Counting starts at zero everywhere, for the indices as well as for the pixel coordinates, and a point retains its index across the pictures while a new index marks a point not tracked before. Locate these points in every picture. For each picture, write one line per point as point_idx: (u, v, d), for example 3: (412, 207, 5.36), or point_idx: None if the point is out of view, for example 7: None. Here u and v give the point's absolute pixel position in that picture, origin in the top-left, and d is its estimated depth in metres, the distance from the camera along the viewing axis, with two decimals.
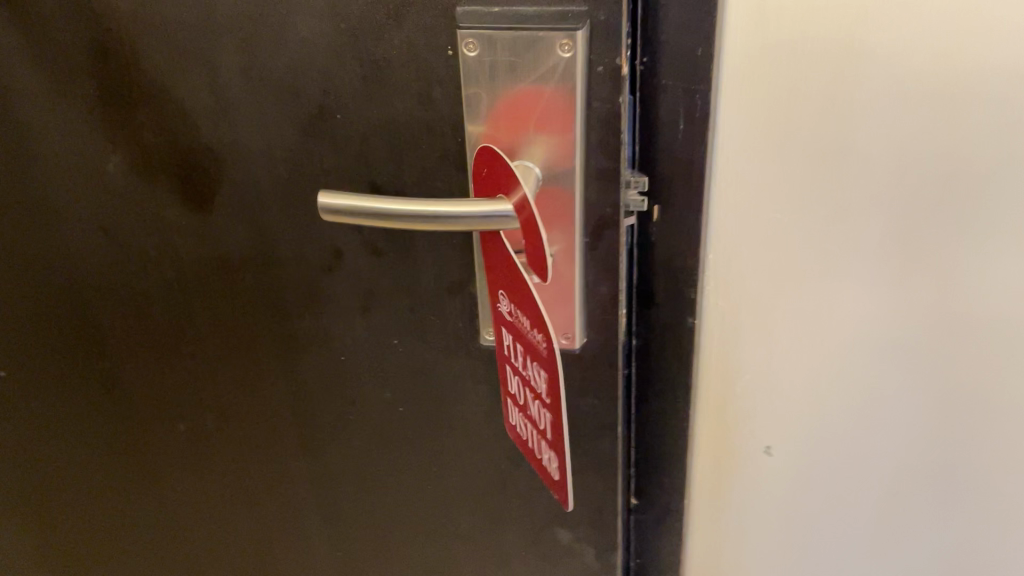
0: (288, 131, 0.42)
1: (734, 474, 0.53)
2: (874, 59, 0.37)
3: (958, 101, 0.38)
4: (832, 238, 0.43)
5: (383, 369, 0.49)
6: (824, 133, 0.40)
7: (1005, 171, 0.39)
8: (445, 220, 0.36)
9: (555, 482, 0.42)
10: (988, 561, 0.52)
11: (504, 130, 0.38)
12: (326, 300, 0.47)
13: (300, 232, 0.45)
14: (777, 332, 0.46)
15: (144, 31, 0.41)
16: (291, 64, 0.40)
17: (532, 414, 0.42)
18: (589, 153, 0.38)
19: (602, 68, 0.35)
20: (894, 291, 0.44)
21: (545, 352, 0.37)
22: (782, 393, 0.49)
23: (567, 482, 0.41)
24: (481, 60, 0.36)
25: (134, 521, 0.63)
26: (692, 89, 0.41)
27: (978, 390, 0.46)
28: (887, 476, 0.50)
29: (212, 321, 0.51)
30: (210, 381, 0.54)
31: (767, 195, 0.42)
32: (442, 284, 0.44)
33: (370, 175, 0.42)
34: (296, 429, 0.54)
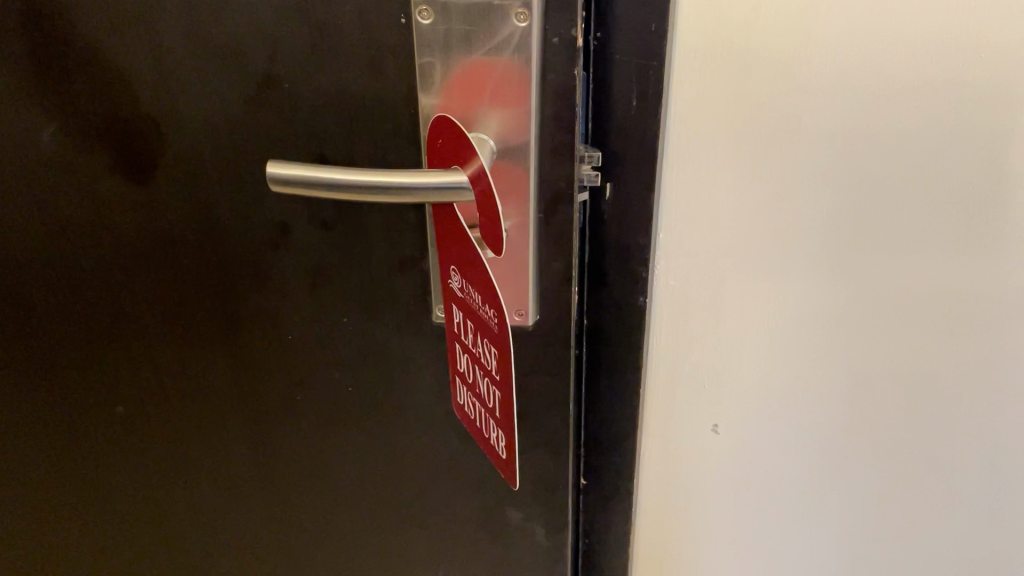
0: (233, 102, 0.41)
1: (683, 445, 0.54)
2: (825, 39, 0.38)
3: (904, 83, 0.39)
4: (781, 217, 0.43)
5: (333, 349, 0.48)
6: (775, 112, 0.41)
7: (948, 155, 0.40)
8: (397, 192, 0.36)
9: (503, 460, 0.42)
10: (927, 539, 0.53)
11: (458, 101, 0.37)
12: (274, 277, 0.46)
13: (246, 207, 0.44)
14: (727, 310, 0.47)
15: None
16: (237, 32, 0.38)
17: (480, 392, 0.42)
18: (544, 125, 0.38)
19: (558, 39, 0.35)
20: (843, 272, 0.44)
21: (496, 327, 0.37)
22: (731, 370, 0.50)
23: (515, 457, 0.41)
24: (435, 28, 0.35)
25: (74, 509, 0.61)
26: (646, 65, 0.40)
27: (923, 372, 0.47)
28: (832, 456, 0.51)
29: (154, 300, 0.49)
30: (152, 363, 0.52)
31: (718, 171, 0.43)
32: (393, 260, 0.44)
33: (320, 148, 0.41)
34: (244, 412, 0.53)
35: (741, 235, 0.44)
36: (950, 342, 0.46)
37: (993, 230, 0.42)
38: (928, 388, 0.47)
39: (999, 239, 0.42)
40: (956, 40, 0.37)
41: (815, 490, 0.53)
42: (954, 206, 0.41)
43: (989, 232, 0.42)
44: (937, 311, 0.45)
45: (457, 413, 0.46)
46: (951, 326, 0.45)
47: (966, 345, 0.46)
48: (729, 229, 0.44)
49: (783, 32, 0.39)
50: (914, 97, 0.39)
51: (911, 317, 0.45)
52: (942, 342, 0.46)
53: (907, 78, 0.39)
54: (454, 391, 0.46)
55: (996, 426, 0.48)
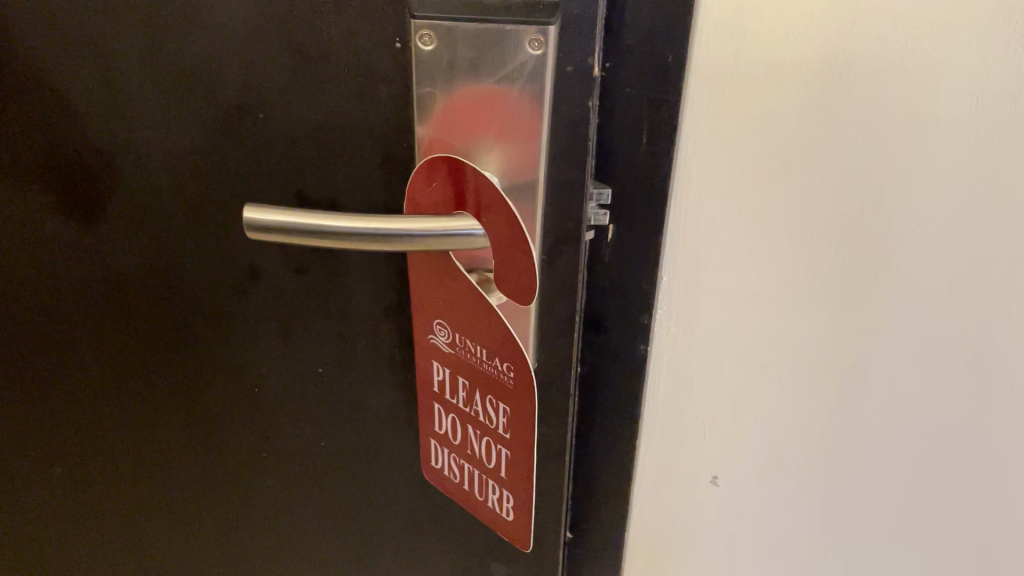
0: (197, 132, 0.36)
1: (680, 492, 0.51)
2: (853, 78, 0.35)
3: (938, 125, 0.35)
4: (799, 261, 0.40)
5: (305, 403, 0.43)
6: (796, 150, 0.38)
7: (985, 208, 0.36)
8: (389, 240, 0.31)
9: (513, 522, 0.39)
10: None
11: (459, 135, 0.33)
12: (239, 326, 0.41)
13: (207, 249, 0.39)
14: (734, 354, 0.45)
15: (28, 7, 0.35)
16: (205, 52, 0.34)
17: (474, 453, 0.39)
18: (555, 164, 0.33)
19: (573, 68, 0.31)
20: (865, 324, 0.41)
21: (511, 382, 0.34)
22: (735, 416, 0.47)
23: (531, 518, 0.38)
24: (437, 56, 0.31)
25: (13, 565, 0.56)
26: (658, 100, 0.38)
27: (955, 439, 0.43)
28: (843, 516, 0.48)
29: (101, 349, 0.44)
30: (97, 416, 0.47)
31: (730, 209, 0.40)
32: (375, 309, 0.39)
33: (296, 185, 0.36)
34: (202, 470, 0.47)
35: (754, 275, 0.42)
36: (988, 411, 0.42)
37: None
38: (960, 457, 0.44)
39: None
40: (1010, 84, 0.34)
41: (821, 547, 0.50)
42: (1000, 266, 0.38)
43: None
44: (971, 377, 0.41)
45: (430, 480, 0.42)
46: (989, 395, 0.41)
47: (1004, 416, 0.42)
48: (740, 269, 0.42)
49: (809, 67, 0.36)
50: (956, 143, 0.36)
51: (943, 380, 0.41)
52: (980, 408, 0.42)
53: (949, 122, 0.35)
54: (425, 454, 0.41)
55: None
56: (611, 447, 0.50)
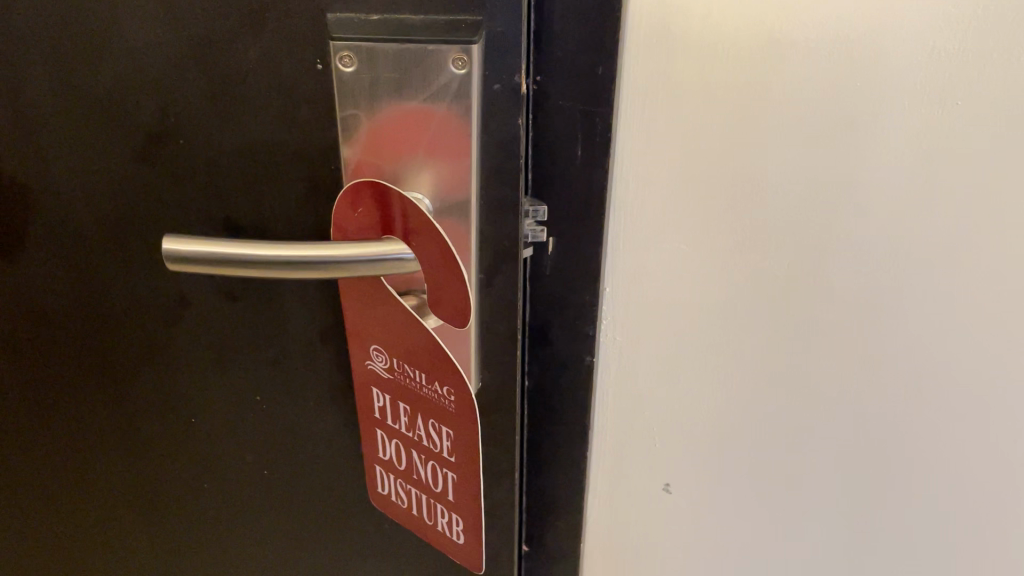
0: (115, 160, 0.35)
1: (632, 502, 0.51)
2: (783, 86, 0.35)
3: (870, 130, 0.36)
4: (738, 270, 0.40)
5: (245, 432, 0.42)
6: (731, 157, 0.37)
7: (919, 209, 0.37)
8: (318, 268, 0.30)
9: (463, 545, 0.38)
10: None
11: (387, 155, 0.32)
12: (171, 355, 0.40)
13: (134, 279, 0.38)
14: (681, 359, 0.44)
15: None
16: (118, 78, 0.33)
17: (420, 478, 0.38)
18: (486, 181, 0.33)
19: (500, 86, 0.31)
20: (806, 329, 0.41)
21: (451, 405, 0.34)
22: (684, 422, 0.47)
23: (481, 539, 0.37)
24: (359, 77, 0.31)
25: None
26: (591, 111, 0.38)
27: (900, 443, 0.43)
28: (793, 520, 0.48)
29: (31, 386, 0.42)
30: (31, 453, 0.45)
31: (669, 220, 0.40)
32: (311, 334, 0.38)
33: (222, 211, 0.35)
34: (140, 503, 0.46)
35: (697, 282, 0.41)
36: (933, 409, 0.42)
37: (981, 301, 0.38)
38: (905, 460, 0.44)
39: (986, 309, 0.38)
40: (937, 90, 0.34)
41: (774, 553, 0.50)
42: (934, 271, 0.38)
43: (973, 299, 0.38)
44: (912, 381, 0.41)
45: (376, 505, 0.41)
46: (931, 398, 0.41)
47: (947, 417, 0.42)
48: (681, 279, 0.42)
49: (739, 75, 0.36)
50: (887, 151, 0.36)
51: (885, 383, 0.42)
52: (925, 407, 0.42)
53: (880, 127, 0.35)
54: (372, 478, 0.41)
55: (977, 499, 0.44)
56: (563, 459, 0.50)
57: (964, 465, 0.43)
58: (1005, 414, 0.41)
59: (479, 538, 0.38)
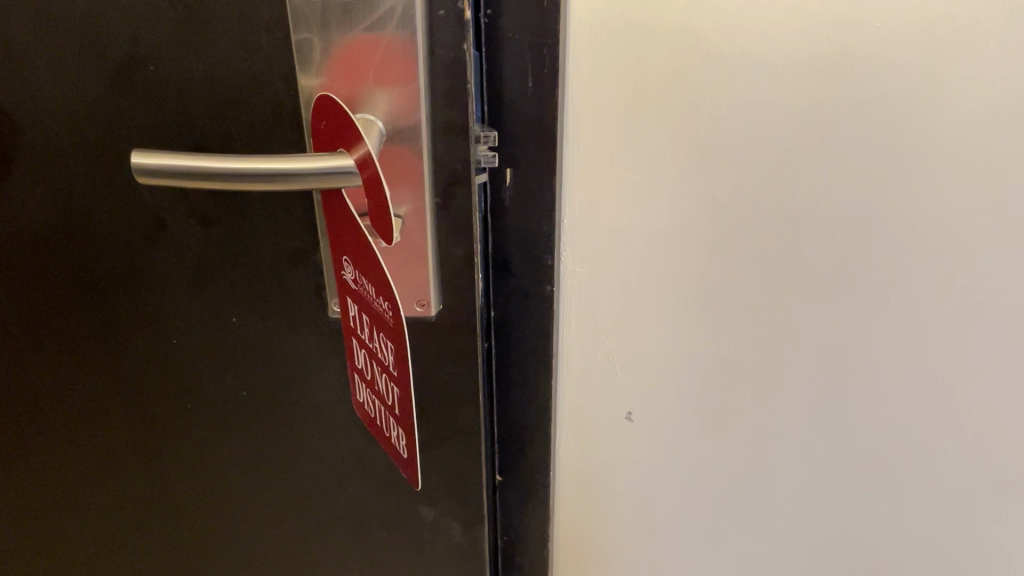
0: (91, 88, 0.37)
1: (599, 430, 0.54)
2: (722, 15, 0.38)
3: (800, 53, 0.39)
4: (689, 198, 0.43)
5: (227, 353, 0.45)
6: (676, 87, 0.40)
7: (849, 126, 0.40)
8: (277, 181, 0.33)
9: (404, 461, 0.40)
10: (848, 518, 0.53)
11: (341, 80, 0.35)
12: (153, 278, 0.43)
13: (117, 203, 0.40)
14: (638, 290, 0.47)
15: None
16: (92, 7, 0.35)
17: (378, 389, 0.40)
18: (434, 106, 0.36)
19: (444, 12, 0.33)
20: (753, 251, 0.44)
21: (392, 320, 0.35)
22: (643, 351, 0.49)
23: (416, 457, 0.39)
24: (310, 2, 0.33)
25: None
26: (539, 43, 0.39)
27: (841, 357, 0.47)
28: (750, 440, 0.51)
29: (27, 309, 0.45)
30: (27, 376, 0.48)
31: (620, 153, 0.42)
32: (283, 254, 0.41)
33: (192, 135, 0.37)
34: (131, 426, 0.49)
35: (650, 212, 0.44)
36: (870, 317, 0.45)
37: (904, 211, 0.42)
38: (849, 371, 0.48)
39: (908, 219, 0.42)
40: (857, 13, 0.37)
41: (735, 476, 0.53)
42: (865, 188, 0.42)
43: (898, 212, 0.42)
44: (850, 295, 0.45)
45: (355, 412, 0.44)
46: (865, 311, 0.45)
47: (883, 325, 0.46)
48: (635, 209, 0.44)
49: (680, 6, 0.38)
50: (817, 75, 0.39)
51: (827, 299, 0.45)
52: (862, 317, 0.46)
53: (810, 50, 0.38)
54: (352, 385, 0.43)
55: (912, 397, 0.48)
56: (527, 390, 0.52)
57: (896, 369, 0.47)
58: (931, 320, 0.45)
59: (418, 456, 0.40)
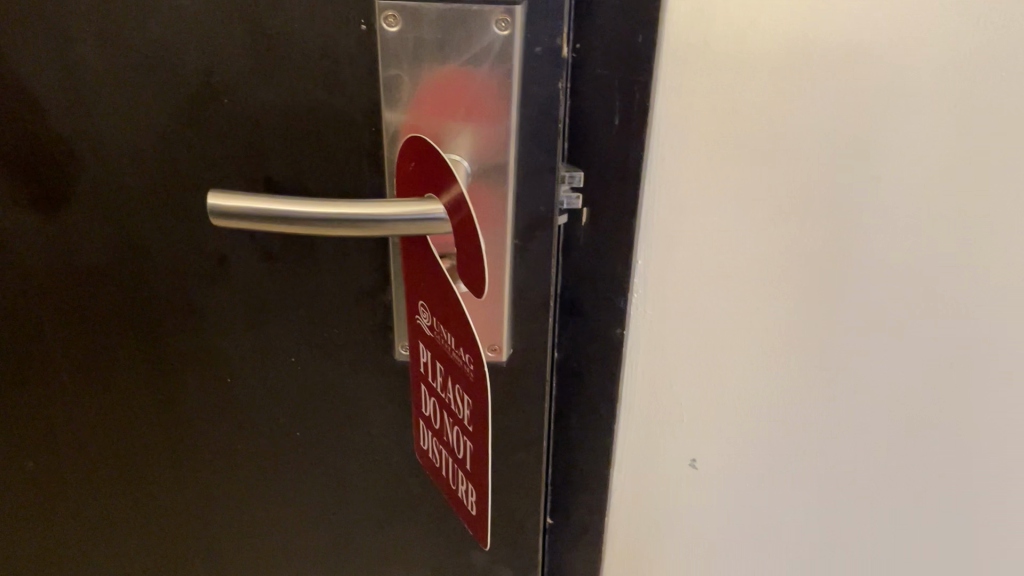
0: (160, 119, 0.35)
1: (659, 476, 0.51)
2: (826, 52, 0.35)
3: (908, 96, 0.36)
4: (774, 241, 0.40)
5: (281, 392, 0.43)
6: (771, 127, 0.37)
7: (955, 174, 0.37)
8: (364, 226, 0.31)
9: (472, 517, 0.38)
10: None
11: (428, 117, 0.33)
12: (211, 313, 0.41)
13: (177, 238, 0.38)
14: (713, 337, 0.44)
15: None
16: (166, 36, 0.33)
17: (448, 440, 0.38)
18: (523, 145, 0.34)
19: (541, 49, 0.31)
20: (839, 302, 0.42)
21: (471, 375, 0.34)
22: (713, 398, 0.47)
23: (486, 516, 0.37)
24: (403, 37, 0.31)
25: None
26: (631, 80, 0.37)
27: (927, 413, 0.44)
28: (821, 494, 0.49)
29: (78, 340, 0.43)
30: (72, 406, 0.46)
31: (705, 195, 0.40)
32: (348, 292, 0.39)
33: (263, 171, 0.35)
34: (172, 459, 0.47)
35: (732, 257, 0.41)
36: (961, 374, 0.43)
37: (1010, 267, 0.39)
38: (932, 426, 0.45)
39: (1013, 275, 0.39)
40: (972, 57, 0.35)
41: (800, 529, 0.50)
42: (967, 239, 0.39)
43: (1000, 267, 0.39)
44: (938, 348, 0.42)
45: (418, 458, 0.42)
46: (958, 367, 0.43)
47: (975, 382, 0.43)
48: (714, 250, 0.41)
49: (781, 42, 0.36)
50: (923, 117, 0.36)
51: (915, 353, 0.42)
52: (952, 374, 0.43)
53: (918, 93, 0.36)
54: (416, 429, 0.41)
55: (999, 458, 0.45)
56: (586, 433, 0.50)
57: (985, 430, 0.44)
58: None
59: (488, 514, 0.38)
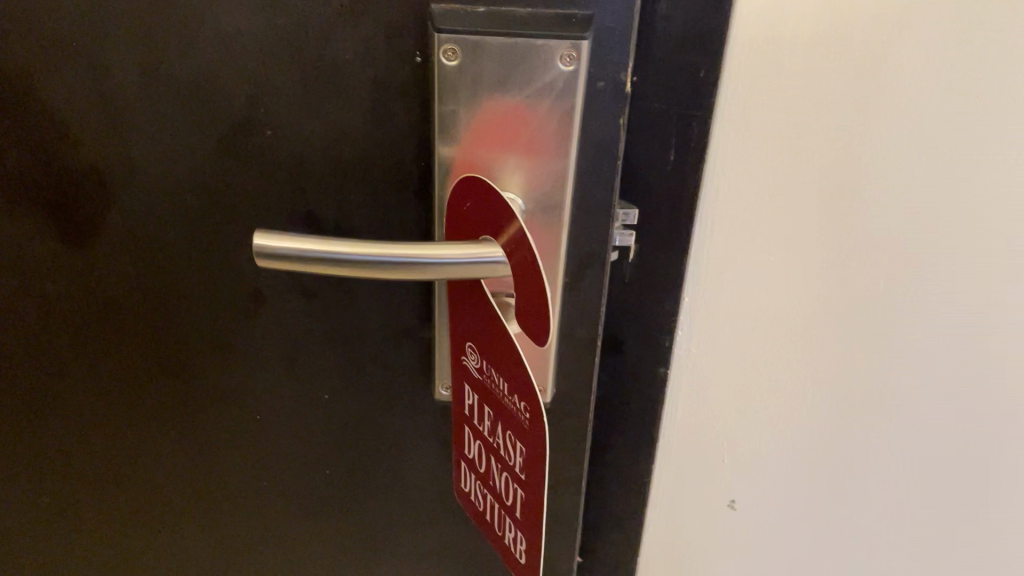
0: (199, 151, 0.33)
1: (694, 526, 0.49)
2: (902, 86, 0.32)
3: (992, 133, 0.33)
4: (831, 287, 0.38)
5: (311, 432, 0.41)
6: (835, 165, 0.35)
7: None
8: (420, 269, 0.29)
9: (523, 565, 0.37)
10: None
11: (484, 153, 0.31)
12: (241, 352, 0.39)
13: (210, 273, 0.36)
14: (760, 382, 0.42)
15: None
16: (208, 66, 0.31)
17: (495, 486, 0.37)
18: (580, 183, 0.32)
19: (604, 84, 0.30)
20: (899, 349, 0.39)
21: (527, 423, 0.32)
22: (757, 445, 0.44)
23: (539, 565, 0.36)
24: (461, 72, 0.29)
25: None
26: (687, 115, 0.35)
27: (986, 463, 0.42)
28: (867, 543, 0.46)
29: (97, 379, 0.41)
30: (86, 448, 0.43)
31: (760, 235, 0.37)
32: (388, 330, 0.38)
33: (305, 205, 0.34)
34: (192, 503, 0.45)
35: (786, 300, 0.39)
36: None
37: None
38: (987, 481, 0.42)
39: None
40: None
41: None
42: None
43: None
44: (1002, 397, 0.40)
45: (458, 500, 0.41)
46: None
47: None
48: (767, 295, 0.39)
49: (853, 75, 0.33)
50: (1005, 157, 0.33)
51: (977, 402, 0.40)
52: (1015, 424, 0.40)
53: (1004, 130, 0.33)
54: (457, 472, 0.40)
55: None
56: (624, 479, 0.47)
57: None
58: None
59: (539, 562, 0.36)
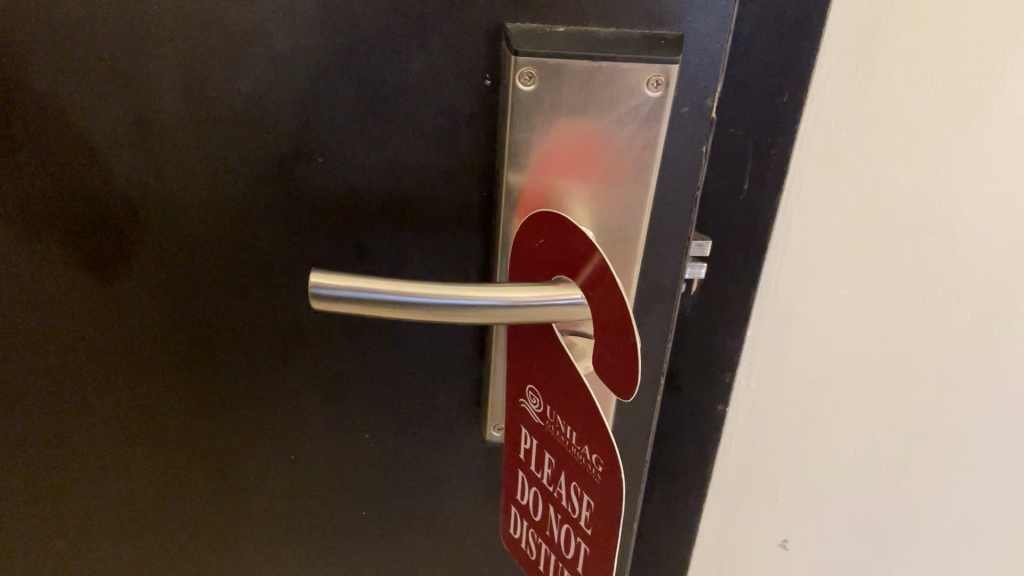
0: (243, 180, 0.31)
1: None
2: (1011, 105, 0.30)
3: None
4: (905, 322, 0.35)
5: (351, 475, 0.38)
6: (930, 189, 0.32)
7: None
8: (492, 313, 0.27)
9: None
10: None
11: (556, 184, 0.28)
12: (279, 393, 0.36)
13: (248, 310, 0.34)
14: (828, 421, 0.39)
15: (17, 17, 0.28)
16: (259, 90, 0.29)
17: (552, 537, 0.33)
18: (656, 214, 0.30)
19: (689, 109, 0.28)
20: (980, 380, 0.37)
21: (599, 476, 0.29)
22: (822, 487, 0.41)
23: None
24: (539, 98, 0.26)
25: None
26: (767, 143, 0.31)
27: None
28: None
29: (115, 428, 0.37)
30: (103, 504, 0.40)
31: (840, 265, 0.34)
32: (437, 368, 0.35)
33: (356, 237, 0.31)
34: (212, 550, 0.41)
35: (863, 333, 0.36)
36: None
37: None
38: None
39: None
40: None
41: None
42: None
43: None
44: None
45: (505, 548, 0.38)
46: None
47: None
48: (844, 329, 0.36)
49: (959, 93, 0.30)
50: None
51: None
52: None
53: None
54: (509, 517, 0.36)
55: None
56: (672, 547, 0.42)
57: None
58: None
59: None
